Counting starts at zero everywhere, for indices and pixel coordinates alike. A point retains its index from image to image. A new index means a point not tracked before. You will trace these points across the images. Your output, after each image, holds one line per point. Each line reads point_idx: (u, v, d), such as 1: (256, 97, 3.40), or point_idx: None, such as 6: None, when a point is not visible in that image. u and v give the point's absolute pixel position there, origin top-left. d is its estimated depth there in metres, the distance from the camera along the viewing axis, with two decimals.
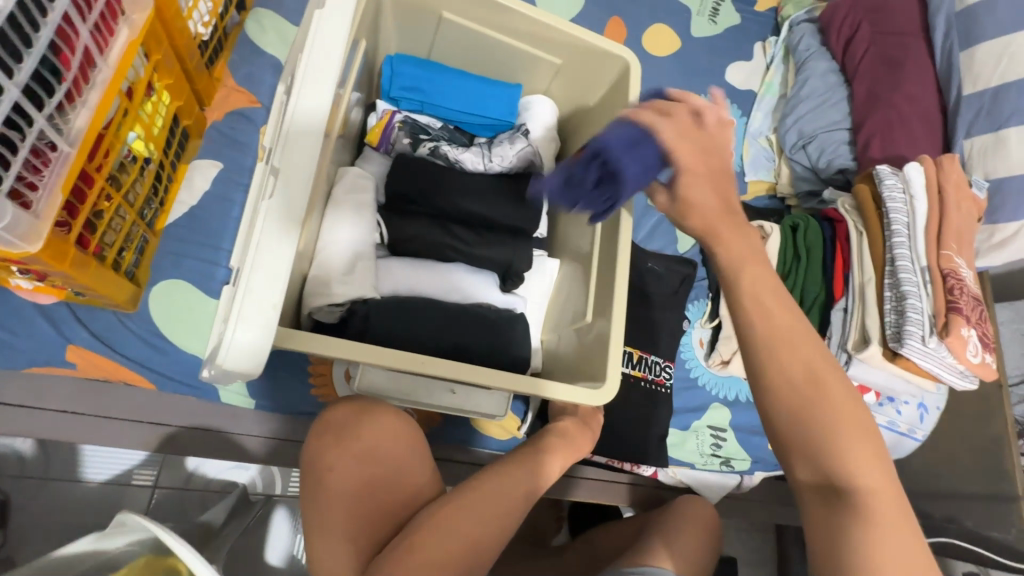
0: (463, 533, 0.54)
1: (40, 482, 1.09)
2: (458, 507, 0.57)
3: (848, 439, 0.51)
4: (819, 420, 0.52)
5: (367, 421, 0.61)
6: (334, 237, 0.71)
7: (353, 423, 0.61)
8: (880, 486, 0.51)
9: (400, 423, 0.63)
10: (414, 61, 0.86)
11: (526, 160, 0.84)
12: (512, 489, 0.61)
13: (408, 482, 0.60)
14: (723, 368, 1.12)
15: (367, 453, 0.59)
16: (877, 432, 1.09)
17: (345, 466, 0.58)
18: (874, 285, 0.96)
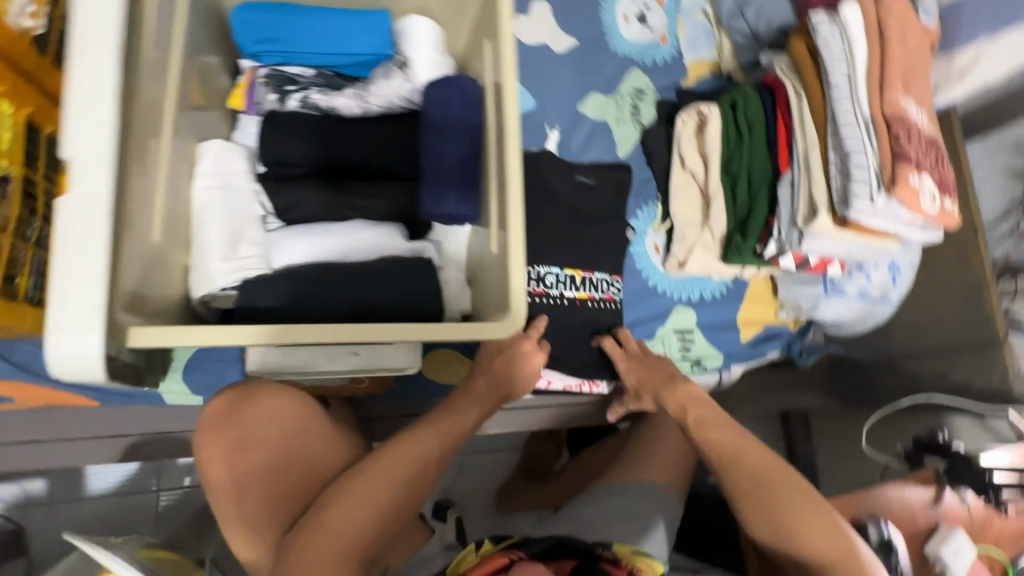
0: (371, 502, 0.55)
1: (47, 507, 1.14)
2: (367, 474, 0.57)
3: (812, 525, 0.60)
4: (748, 483, 0.64)
5: (258, 406, 0.59)
6: (207, 218, 0.67)
7: (243, 406, 0.59)
8: (802, 505, 0.61)
9: (296, 405, 0.62)
10: (263, 6, 0.77)
11: (406, 97, 0.77)
12: (425, 446, 0.60)
13: (315, 454, 0.60)
14: (681, 269, 1.08)
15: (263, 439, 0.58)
16: (847, 303, 1.06)
17: (244, 451, 0.58)
18: (818, 149, 0.88)
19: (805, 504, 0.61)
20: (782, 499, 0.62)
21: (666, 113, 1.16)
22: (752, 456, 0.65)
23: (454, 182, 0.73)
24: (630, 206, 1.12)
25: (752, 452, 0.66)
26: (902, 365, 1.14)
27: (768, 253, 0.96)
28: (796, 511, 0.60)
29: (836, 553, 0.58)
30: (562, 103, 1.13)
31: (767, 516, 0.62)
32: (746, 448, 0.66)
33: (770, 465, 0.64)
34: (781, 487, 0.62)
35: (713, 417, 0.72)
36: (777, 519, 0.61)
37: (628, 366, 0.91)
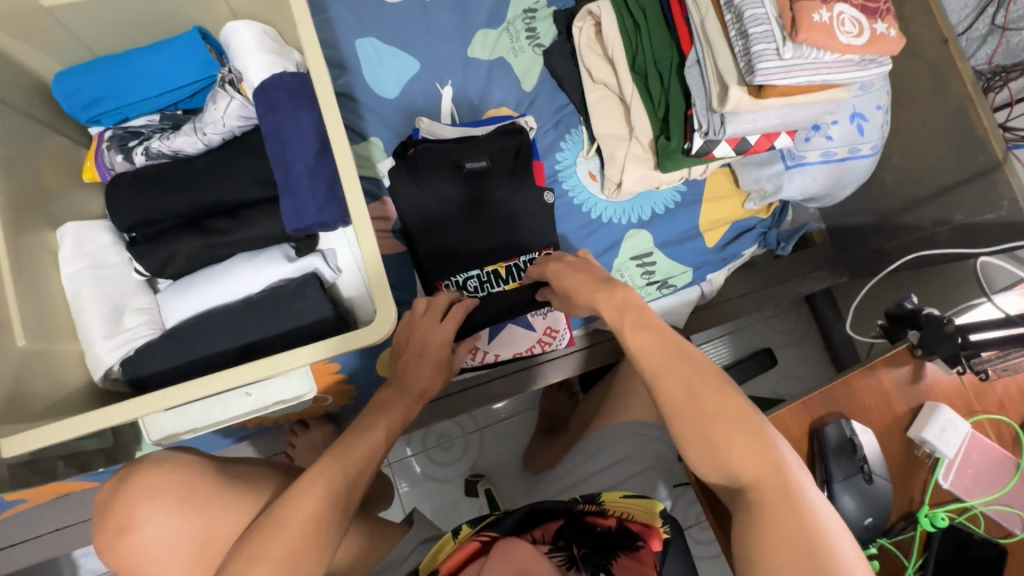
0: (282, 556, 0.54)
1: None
2: (270, 528, 0.56)
3: (738, 444, 0.55)
4: (674, 401, 0.57)
5: (149, 477, 0.61)
6: (83, 301, 0.67)
7: (135, 480, 0.62)
8: (732, 423, 0.56)
9: (182, 471, 0.63)
10: (82, 67, 0.74)
11: (242, 117, 0.73)
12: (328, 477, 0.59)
13: (218, 501, 0.61)
14: (620, 191, 0.98)
15: (163, 506, 0.60)
16: (812, 173, 0.93)
17: (150, 521, 0.60)
18: (714, 14, 0.76)
19: (730, 420, 0.56)
20: (712, 414, 0.56)
21: (564, 25, 1.04)
22: (683, 379, 0.57)
23: (308, 188, 0.68)
24: (552, 140, 1.02)
25: (684, 367, 0.58)
26: (901, 220, 1.00)
27: (697, 149, 0.85)
28: (722, 431, 0.56)
29: (757, 471, 0.55)
30: (448, 53, 1.03)
31: (698, 435, 0.56)
32: (680, 364, 0.58)
33: (701, 381, 0.57)
34: (710, 406, 0.56)
35: (645, 335, 0.60)
36: (705, 438, 0.56)
37: (558, 263, 0.72)
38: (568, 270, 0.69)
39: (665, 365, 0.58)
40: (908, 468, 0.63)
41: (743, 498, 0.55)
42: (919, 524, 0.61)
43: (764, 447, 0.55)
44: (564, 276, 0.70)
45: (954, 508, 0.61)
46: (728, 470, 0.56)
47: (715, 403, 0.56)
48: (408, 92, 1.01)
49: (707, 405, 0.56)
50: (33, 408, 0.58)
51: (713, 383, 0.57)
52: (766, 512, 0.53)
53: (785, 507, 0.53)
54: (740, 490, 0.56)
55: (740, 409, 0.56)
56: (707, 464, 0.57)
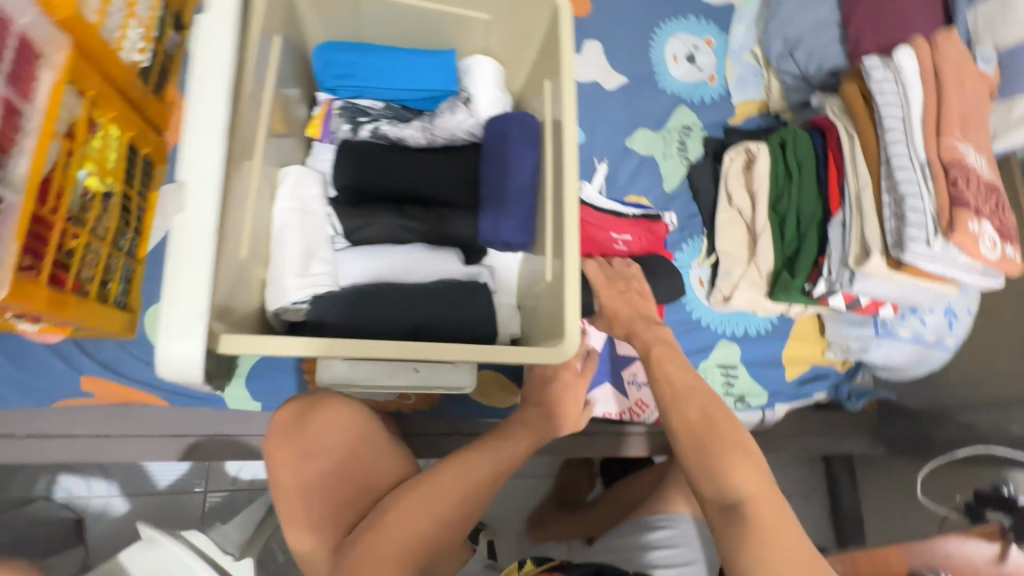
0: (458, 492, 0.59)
1: (107, 499, 1.22)
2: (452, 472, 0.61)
3: (736, 462, 0.67)
4: (690, 426, 0.72)
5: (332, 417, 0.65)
6: (285, 237, 0.72)
7: (314, 412, 0.65)
8: (732, 444, 0.69)
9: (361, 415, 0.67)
10: (345, 46, 0.85)
11: (469, 132, 0.83)
12: (482, 464, 0.63)
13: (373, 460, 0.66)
14: (726, 304, 1.08)
15: (330, 447, 0.64)
16: (899, 346, 1.03)
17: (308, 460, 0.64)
18: (871, 191, 0.89)
19: (732, 444, 0.69)
20: (721, 438, 0.69)
21: (713, 149, 1.19)
22: (697, 413, 0.73)
23: (507, 209, 0.76)
24: (676, 240, 1.13)
25: (702, 399, 0.74)
26: (958, 414, 1.10)
27: (817, 292, 0.96)
28: (732, 460, 0.67)
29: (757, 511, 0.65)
30: (610, 138, 1.17)
31: (703, 452, 0.69)
32: (697, 399, 0.74)
33: (718, 414, 0.72)
34: (718, 430, 0.70)
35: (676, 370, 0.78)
36: (710, 455, 0.68)
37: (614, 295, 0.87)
38: (620, 302, 0.86)
39: (684, 394, 0.75)
40: None
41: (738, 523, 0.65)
42: None
43: (767, 484, 0.67)
44: (620, 307, 0.86)
45: None
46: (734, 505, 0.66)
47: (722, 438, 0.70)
48: None
49: (717, 430, 0.70)
50: (231, 316, 0.61)
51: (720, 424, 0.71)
52: (758, 527, 0.64)
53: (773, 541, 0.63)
54: (734, 505, 0.66)
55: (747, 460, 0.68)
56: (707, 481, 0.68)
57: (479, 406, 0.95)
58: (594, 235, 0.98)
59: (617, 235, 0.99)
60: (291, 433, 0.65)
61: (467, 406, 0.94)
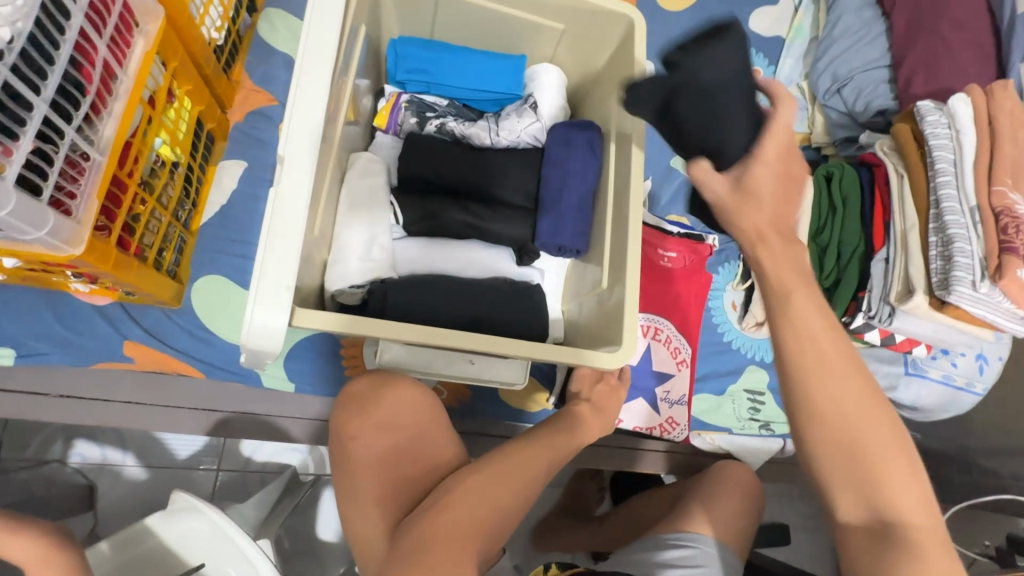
0: (517, 473, 0.62)
1: (120, 468, 1.20)
2: (509, 457, 0.63)
3: (896, 471, 0.50)
4: (833, 419, 0.50)
5: (395, 400, 0.65)
6: (350, 223, 0.73)
7: (379, 394, 0.65)
8: (894, 448, 0.50)
9: (418, 399, 0.67)
10: (419, 43, 0.87)
11: (534, 137, 0.84)
12: (538, 458, 0.65)
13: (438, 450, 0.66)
14: (759, 329, 1.09)
15: (391, 428, 0.65)
16: (929, 387, 1.04)
17: (368, 439, 0.64)
18: (918, 231, 0.90)
19: (892, 445, 0.50)
20: (874, 438, 0.50)
21: None
22: (856, 393, 0.50)
23: (565, 215, 0.78)
24: (712, 262, 1.16)
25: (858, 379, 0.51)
26: (980, 460, 1.10)
27: (855, 325, 0.96)
28: (898, 468, 0.50)
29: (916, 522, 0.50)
30: (656, 156, 1.19)
31: (857, 461, 0.50)
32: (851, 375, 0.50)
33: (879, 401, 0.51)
34: (876, 427, 0.50)
35: (814, 327, 0.51)
36: (865, 465, 0.50)
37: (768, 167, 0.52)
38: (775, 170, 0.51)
39: (833, 365, 0.51)
40: None
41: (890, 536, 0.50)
42: None
43: (920, 485, 0.51)
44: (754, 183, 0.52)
45: None
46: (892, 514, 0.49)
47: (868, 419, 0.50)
48: None
49: (875, 427, 0.50)
50: None
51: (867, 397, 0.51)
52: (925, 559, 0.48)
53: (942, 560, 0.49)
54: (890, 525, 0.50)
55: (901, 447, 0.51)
56: (856, 494, 0.50)
57: (508, 408, 0.94)
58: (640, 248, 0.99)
59: (663, 251, 0.99)
60: (356, 410, 0.66)
61: (499, 406, 0.94)
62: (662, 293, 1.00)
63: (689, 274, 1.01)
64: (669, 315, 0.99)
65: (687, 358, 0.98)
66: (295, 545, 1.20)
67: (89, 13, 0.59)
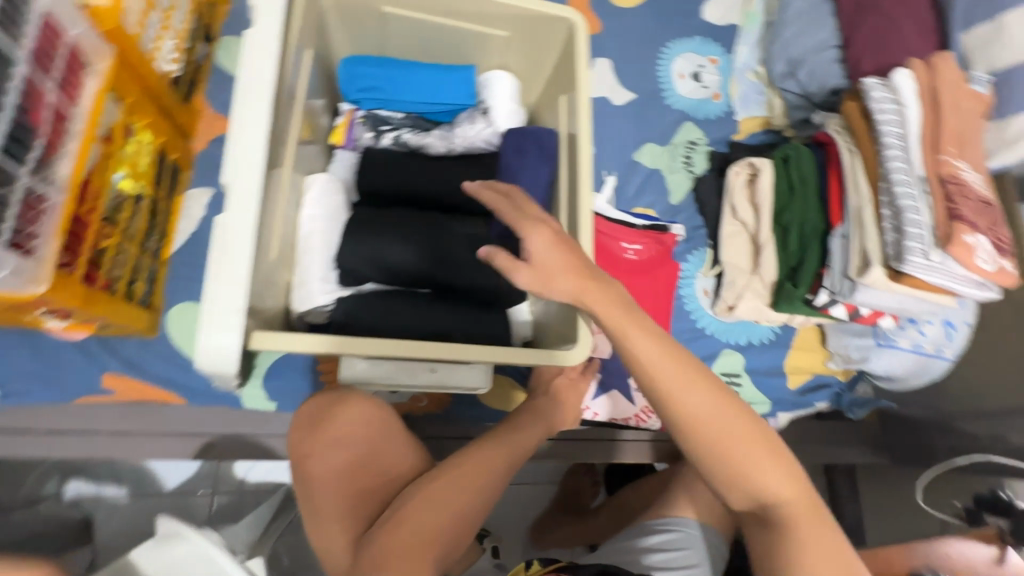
0: (479, 470, 0.65)
1: (116, 498, 1.22)
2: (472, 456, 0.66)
3: (769, 473, 0.59)
4: (739, 454, 0.58)
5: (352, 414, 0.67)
6: (312, 244, 0.75)
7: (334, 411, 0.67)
8: (764, 463, 0.59)
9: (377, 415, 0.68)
10: (368, 60, 0.88)
11: (488, 141, 0.86)
12: (493, 461, 0.67)
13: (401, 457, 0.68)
14: (730, 313, 1.11)
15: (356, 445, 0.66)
16: (899, 357, 1.06)
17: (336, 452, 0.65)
18: (871, 204, 0.92)
19: (764, 451, 0.59)
20: (752, 465, 0.59)
21: (717, 163, 1.23)
22: (705, 409, 0.59)
23: (521, 220, 0.81)
24: (681, 251, 1.17)
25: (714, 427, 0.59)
26: (959, 424, 1.12)
27: (819, 301, 0.99)
28: (754, 463, 0.58)
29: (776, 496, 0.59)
30: (619, 152, 1.21)
31: (744, 477, 0.59)
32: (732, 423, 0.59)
33: (708, 417, 0.59)
34: (756, 452, 0.59)
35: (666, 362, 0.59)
36: (736, 477, 0.59)
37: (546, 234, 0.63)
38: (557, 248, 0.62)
39: (690, 386, 0.60)
40: None
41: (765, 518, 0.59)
42: None
43: (798, 483, 0.59)
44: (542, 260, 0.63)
45: None
46: (753, 493, 0.59)
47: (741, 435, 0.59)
48: None
49: (736, 447, 0.58)
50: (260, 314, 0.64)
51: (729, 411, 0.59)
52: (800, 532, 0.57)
53: (811, 533, 0.58)
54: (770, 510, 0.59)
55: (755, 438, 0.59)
56: (733, 491, 0.60)
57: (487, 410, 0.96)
58: (605, 242, 1.02)
59: (628, 244, 1.03)
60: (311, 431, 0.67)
61: (477, 408, 0.96)
62: (631, 285, 1.02)
63: (654, 264, 1.04)
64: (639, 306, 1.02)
65: (658, 344, 1.02)
66: (294, 562, 1.21)
67: (36, 58, 0.61)
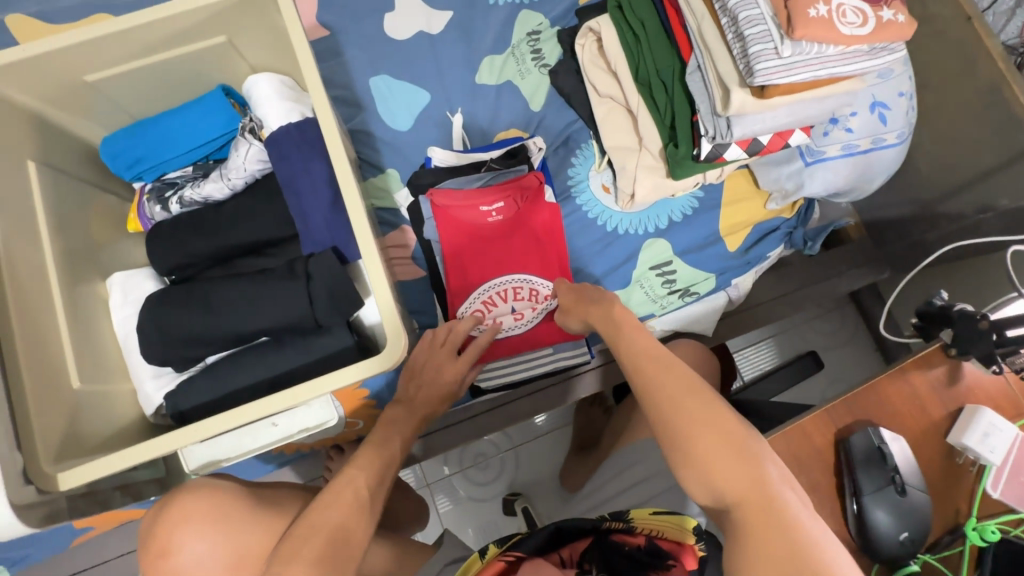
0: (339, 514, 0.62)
1: None
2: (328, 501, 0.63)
3: (716, 451, 0.52)
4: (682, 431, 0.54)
5: (180, 506, 0.63)
6: (132, 345, 0.73)
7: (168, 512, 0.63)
8: (705, 441, 0.53)
9: (218, 499, 0.64)
10: (121, 131, 0.82)
11: (260, 161, 0.78)
12: (349, 491, 0.64)
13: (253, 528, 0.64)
14: (633, 202, 0.97)
15: (197, 535, 0.62)
16: (834, 168, 0.90)
17: (182, 549, 0.61)
18: (710, 20, 0.75)
19: (720, 435, 0.53)
20: (697, 441, 0.53)
21: (568, 42, 1.06)
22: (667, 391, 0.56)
23: (319, 225, 0.72)
24: (563, 157, 1.03)
25: (692, 395, 0.55)
26: (942, 208, 0.94)
27: (706, 154, 0.84)
28: (710, 454, 0.52)
29: (742, 489, 0.50)
30: (458, 82, 1.07)
31: (689, 457, 0.53)
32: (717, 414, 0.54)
33: (690, 404, 0.55)
34: (704, 431, 0.53)
35: (641, 355, 0.59)
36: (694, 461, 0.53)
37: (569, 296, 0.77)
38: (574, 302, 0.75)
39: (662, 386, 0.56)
40: (952, 479, 0.64)
41: (727, 518, 0.51)
42: (968, 538, 0.61)
43: (736, 453, 0.52)
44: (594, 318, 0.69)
45: (1005, 519, 0.61)
46: (713, 487, 0.52)
47: (703, 411, 0.54)
48: (420, 122, 1.05)
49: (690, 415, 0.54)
50: (86, 444, 0.63)
51: (697, 392, 0.55)
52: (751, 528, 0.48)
53: (721, 455, 0.52)
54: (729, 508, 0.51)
55: (724, 419, 0.53)
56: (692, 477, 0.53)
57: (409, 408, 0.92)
58: (461, 215, 0.94)
59: (488, 206, 0.95)
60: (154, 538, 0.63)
61: None
62: (504, 250, 0.96)
63: (525, 216, 0.96)
64: (524, 266, 0.95)
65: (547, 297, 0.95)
66: None
67: None
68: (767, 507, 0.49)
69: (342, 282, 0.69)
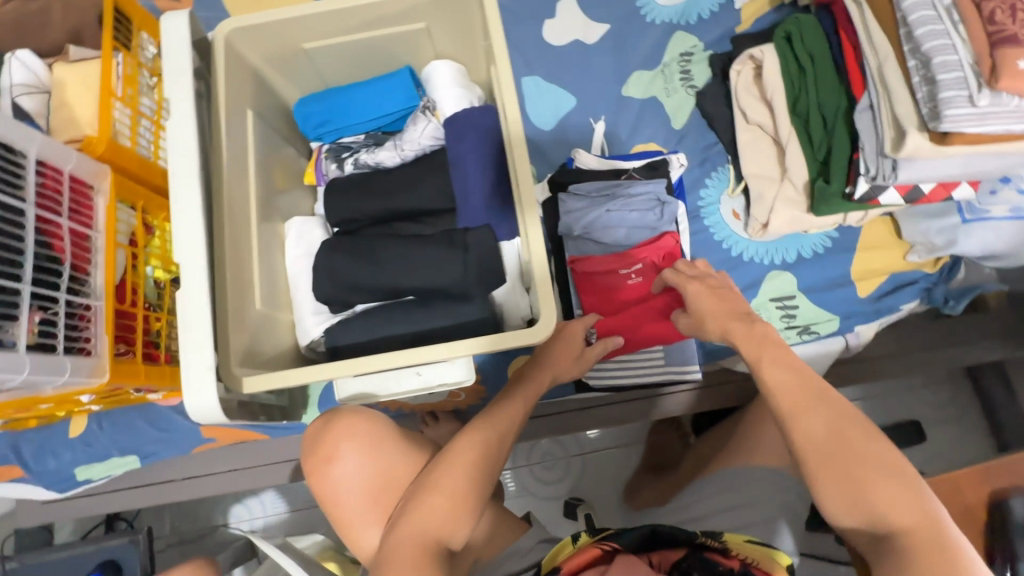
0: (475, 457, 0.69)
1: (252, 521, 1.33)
2: (466, 443, 0.70)
3: (874, 479, 0.55)
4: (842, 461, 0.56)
5: (344, 425, 0.73)
6: (300, 282, 0.83)
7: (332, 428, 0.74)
8: (865, 470, 0.55)
9: (372, 424, 0.74)
10: (316, 96, 0.92)
11: (434, 138, 0.87)
12: (485, 437, 0.71)
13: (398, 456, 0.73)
14: (765, 231, 0.97)
15: (355, 452, 0.72)
16: (997, 228, 0.87)
17: (341, 460, 0.72)
18: (895, 59, 0.75)
19: (877, 465, 0.55)
20: (857, 469, 0.55)
21: (720, 67, 1.08)
22: (821, 423, 0.58)
23: (479, 202, 0.79)
24: (698, 176, 1.05)
25: (849, 423, 0.58)
26: None
27: (860, 194, 0.83)
28: (870, 481, 0.55)
29: (910, 519, 0.53)
30: (605, 92, 1.11)
31: (847, 483, 0.55)
32: (875, 445, 0.56)
33: (849, 429, 0.57)
34: (864, 460, 0.56)
35: (801, 381, 0.61)
36: (853, 487, 0.55)
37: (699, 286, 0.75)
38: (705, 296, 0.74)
39: (805, 410, 0.59)
40: None
41: (887, 545, 0.53)
42: None
43: (894, 481, 0.54)
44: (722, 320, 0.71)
45: None
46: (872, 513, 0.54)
47: (863, 441, 0.57)
48: (563, 125, 1.10)
49: (850, 443, 0.56)
50: (259, 358, 0.73)
51: (856, 423, 0.58)
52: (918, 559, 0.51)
53: (880, 485, 0.54)
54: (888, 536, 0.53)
55: (881, 449, 0.56)
56: (848, 502, 0.55)
57: None
58: (605, 281, 0.96)
59: (627, 270, 0.95)
60: (318, 446, 0.74)
61: None
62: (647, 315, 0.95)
63: None
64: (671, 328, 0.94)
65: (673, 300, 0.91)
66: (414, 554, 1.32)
67: (42, 199, 0.71)
68: (932, 538, 0.52)
69: (493, 257, 0.76)
